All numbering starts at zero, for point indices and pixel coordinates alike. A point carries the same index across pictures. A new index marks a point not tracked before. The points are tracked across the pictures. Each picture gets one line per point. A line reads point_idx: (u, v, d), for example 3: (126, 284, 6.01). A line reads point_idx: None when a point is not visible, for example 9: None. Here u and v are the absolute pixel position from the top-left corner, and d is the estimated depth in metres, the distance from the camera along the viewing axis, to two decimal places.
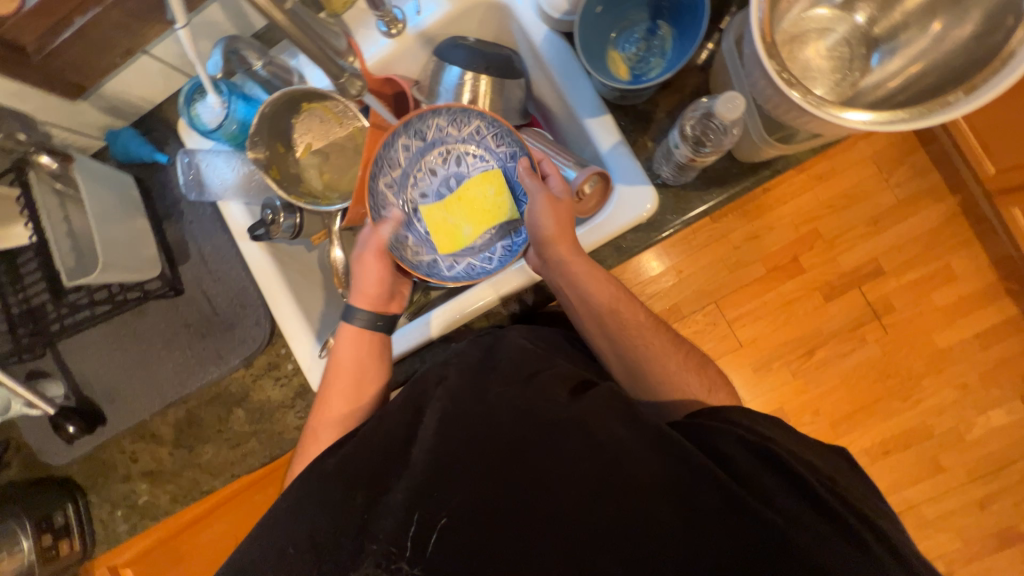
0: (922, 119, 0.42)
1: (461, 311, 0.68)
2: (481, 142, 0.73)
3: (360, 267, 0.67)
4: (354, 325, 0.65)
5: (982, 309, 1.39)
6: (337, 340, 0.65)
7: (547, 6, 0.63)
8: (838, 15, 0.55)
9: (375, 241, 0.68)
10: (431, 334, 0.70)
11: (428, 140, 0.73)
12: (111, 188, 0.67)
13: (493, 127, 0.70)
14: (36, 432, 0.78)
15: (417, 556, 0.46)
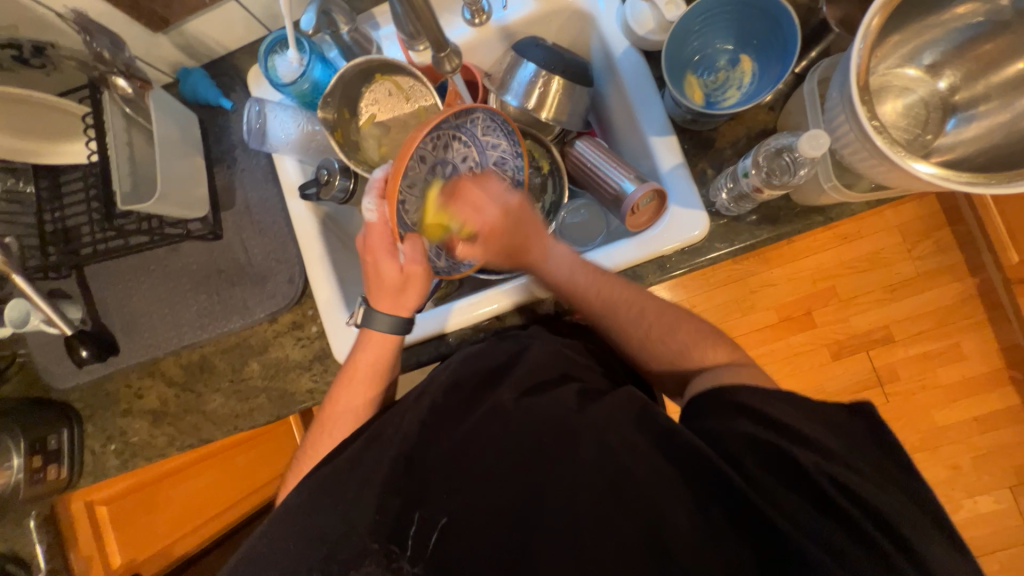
0: (997, 185, 0.44)
1: (478, 310, 0.69)
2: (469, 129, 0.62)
3: (403, 280, 0.60)
4: (383, 329, 0.62)
5: (985, 394, 1.40)
6: (360, 344, 0.62)
7: (634, 23, 0.64)
8: (921, 77, 0.57)
9: (419, 251, 0.59)
10: (445, 328, 0.69)
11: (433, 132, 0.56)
12: (177, 122, 0.67)
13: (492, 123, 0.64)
14: (46, 352, 0.78)
15: (418, 556, 0.46)
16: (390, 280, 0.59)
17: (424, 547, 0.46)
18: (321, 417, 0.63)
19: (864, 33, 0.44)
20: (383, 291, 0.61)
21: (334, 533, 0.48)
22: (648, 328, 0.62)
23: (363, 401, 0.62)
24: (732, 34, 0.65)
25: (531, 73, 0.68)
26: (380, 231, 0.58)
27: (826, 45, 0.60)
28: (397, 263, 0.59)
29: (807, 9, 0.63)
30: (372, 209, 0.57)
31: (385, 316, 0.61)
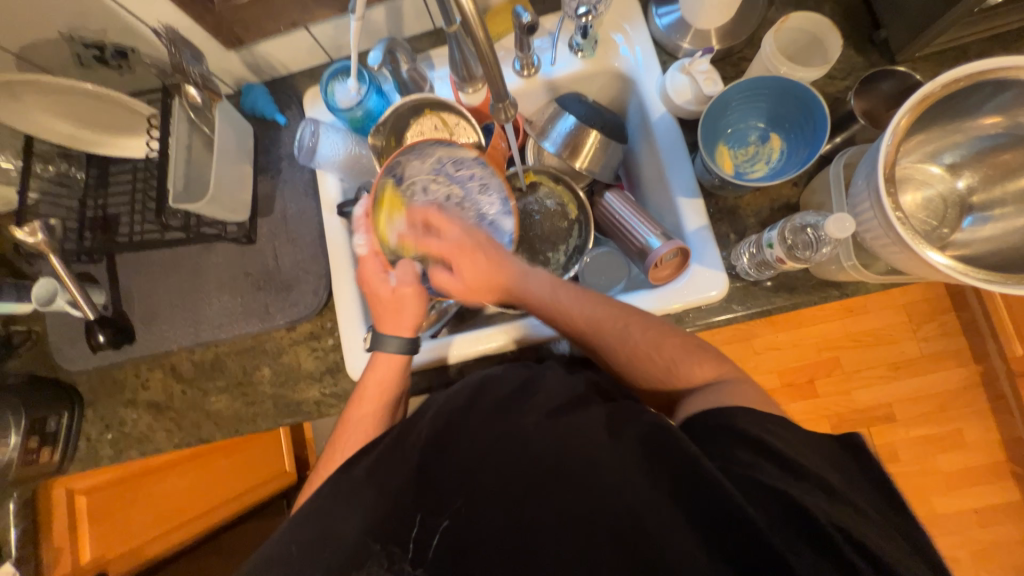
0: (993, 283, 0.47)
1: (484, 341, 0.70)
2: (443, 170, 0.69)
3: (397, 301, 0.62)
4: (386, 350, 0.62)
5: (986, 486, 1.37)
6: (370, 367, 0.63)
7: (672, 91, 0.68)
8: (942, 175, 0.60)
9: (409, 270, 0.63)
10: (446, 358, 0.70)
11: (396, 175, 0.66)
12: (235, 131, 0.72)
13: (456, 157, 0.68)
14: (63, 333, 0.78)
15: (420, 557, 0.47)
16: (385, 301, 0.63)
17: (425, 548, 0.47)
18: (330, 446, 0.62)
19: (892, 129, 0.48)
20: (385, 314, 0.63)
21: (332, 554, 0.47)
22: (633, 346, 0.59)
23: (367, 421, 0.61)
24: (764, 114, 0.69)
25: (571, 125, 0.72)
26: (371, 258, 0.63)
27: (851, 133, 0.64)
28: (389, 285, 0.63)
29: (834, 98, 0.68)
30: (364, 240, 0.63)
31: (390, 338, 0.62)
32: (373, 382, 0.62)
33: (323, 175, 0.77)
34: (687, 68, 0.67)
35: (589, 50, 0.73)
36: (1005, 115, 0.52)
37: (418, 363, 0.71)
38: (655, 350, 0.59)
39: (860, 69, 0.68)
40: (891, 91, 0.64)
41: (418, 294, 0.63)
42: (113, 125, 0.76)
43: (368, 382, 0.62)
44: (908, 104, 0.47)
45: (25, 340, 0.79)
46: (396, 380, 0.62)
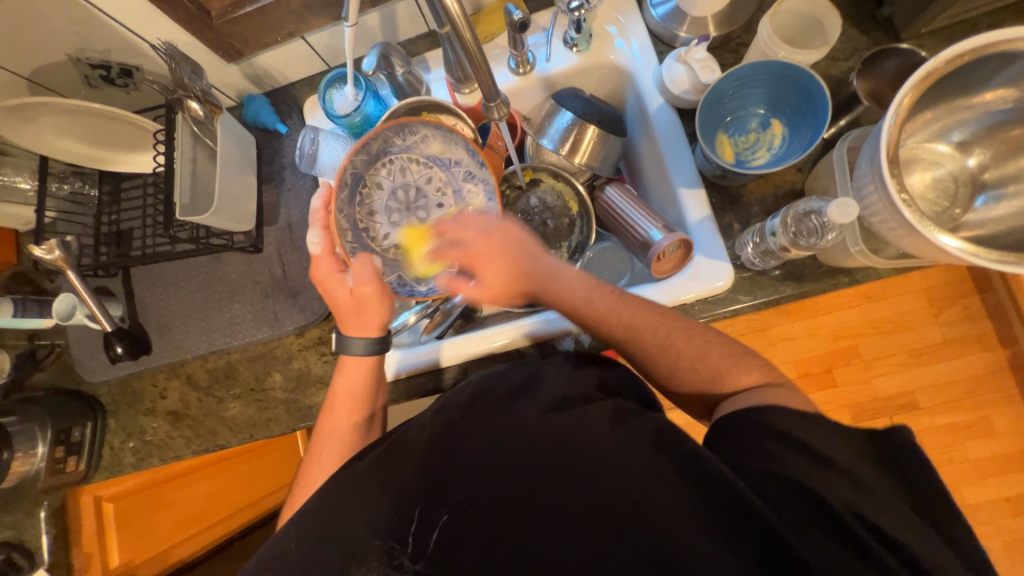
0: (1005, 264, 0.46)
1: (477, 346, 0.70)
2: (424, 151, 0.72)
3: (357, 304, 0.61)
4: (352, 354, 0.62)
5: (1016, 473, 1.32)
6: (338, 369, 0.63)
7: (668, 81, 0.67)
8: (951, 153, 0.59)
9: (365, 267, 0.61)
10: (441, 361, 0.71)
11: (371, 153, 0.69)
12: (237, 143, 0.73)
13: (442, 135, 0.70)
14: (84, 346, 0.81)
15: (419, 552, 0.45)
16: (346, 304, 0.61)
17: (424, 544, 0.46)
18: (311, 449, 0.62)
19: (895, 108, 0.46)
20: (347, 316, 0.62)
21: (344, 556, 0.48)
22: (653, 342, 0.58)
23: (347, 424, 0.61)
24: (764, 99, 0.68)
25: (568, 121, 0.72)
26: (326, 258, 0.62)
27: (856, 115, 0.63)
28: (348, 287, 0.61)
29: (837, 80, 0.66)
30: (318, 237, 0.62)
31: (357, 341, 0.62)
32: (343, 393, 0.62)
33: (325, 182, 0.78)
34: (684, 57, 0.66)
35: (584, 44, 0.73)
36: (1015, 88, 0.50)
37: (415, 367, 0.71)
38: (635, 339, 0.59)
39: (864, 49, 0.66)
40: (897, 69, 0.62)
41: (382, 298, 0.62)
42: (121, 142, 0.78)
43: (339, 392, 0.62)
44: (912, 81, 0.46)
45: (49, 354, 0.82)
46: (367, 389, 0.63)
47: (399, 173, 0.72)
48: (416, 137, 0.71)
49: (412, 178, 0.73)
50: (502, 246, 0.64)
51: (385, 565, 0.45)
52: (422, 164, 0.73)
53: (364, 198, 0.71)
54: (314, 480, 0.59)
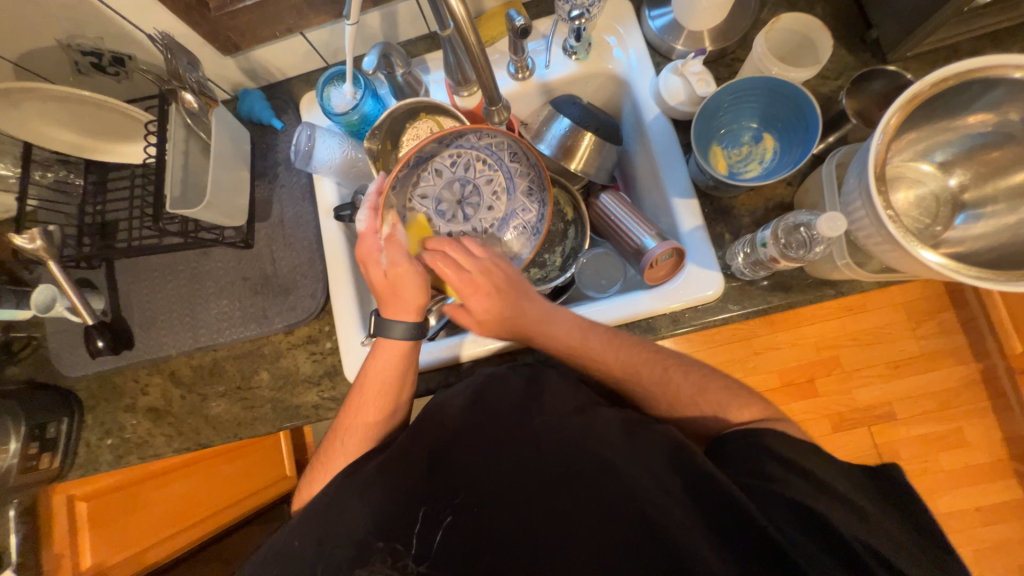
0: (984, 281, 0.47)
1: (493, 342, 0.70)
2: (494, 153, 0.74)
3: (392, 283, 0.61)
4: (393, 338, 0.61)
5: (985, 483, 1.36)
6: (374, 351, 0.63)
7: (665, 93, 0.69)
8: (933, 172, 0.61)
9: (400, 249, 0.61)
10: (458, 357, 0.71)
11: (444, 143, 0.71)
12: (232, 137, 0.72)
13: (515, 144, 0.72)
14: (62, 339, 0.79)
15: (422, 554, 0.47)
16: (381, 285, 0.62)
17: (427, 548, 0.47)
18: (334, 434, 0.63)
19: (882, 129, 0.48)
20: (385, 300, 0.62)
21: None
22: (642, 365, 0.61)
23: (373, 412, 0.62)
24: (757, 114, 0.70)
25: (566, 127, 0.73)
26: (369, 236, 0.62)
27: (844, 132, 0.64)
28: (381, 267, 0.61)
29: (827, 98, 0.68)
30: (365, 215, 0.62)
31: (396, 324, 0.61)
32: (373, 376, 0.62)
33: (320, 179, 0.77)
34: (681, 69, 0.67)
35: (583, 52, 0.74)
36: (996, 112, 0.52)
37: (429, 362, 0.71)
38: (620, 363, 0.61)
39: (852, 69, 0.68)
40: (883, 90, 0.64)
41: (419, 278, 0.61)
42: (111, 132, 0.76)
43: (366, 375, 0.62)
44: (898, 103, 0.48)
45: (25, 346, 0.79)
46: (398, 373, 0.62)
47: (460, 168, 0.74)
48: (492, 141, 0.73)
49: (472, 174, 0.75)
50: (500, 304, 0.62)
51: (389, 567, 0.46)
52: (488, 166, 0.75)
53: (416, 180, 0.73)
54: (332, 469, 0.61)
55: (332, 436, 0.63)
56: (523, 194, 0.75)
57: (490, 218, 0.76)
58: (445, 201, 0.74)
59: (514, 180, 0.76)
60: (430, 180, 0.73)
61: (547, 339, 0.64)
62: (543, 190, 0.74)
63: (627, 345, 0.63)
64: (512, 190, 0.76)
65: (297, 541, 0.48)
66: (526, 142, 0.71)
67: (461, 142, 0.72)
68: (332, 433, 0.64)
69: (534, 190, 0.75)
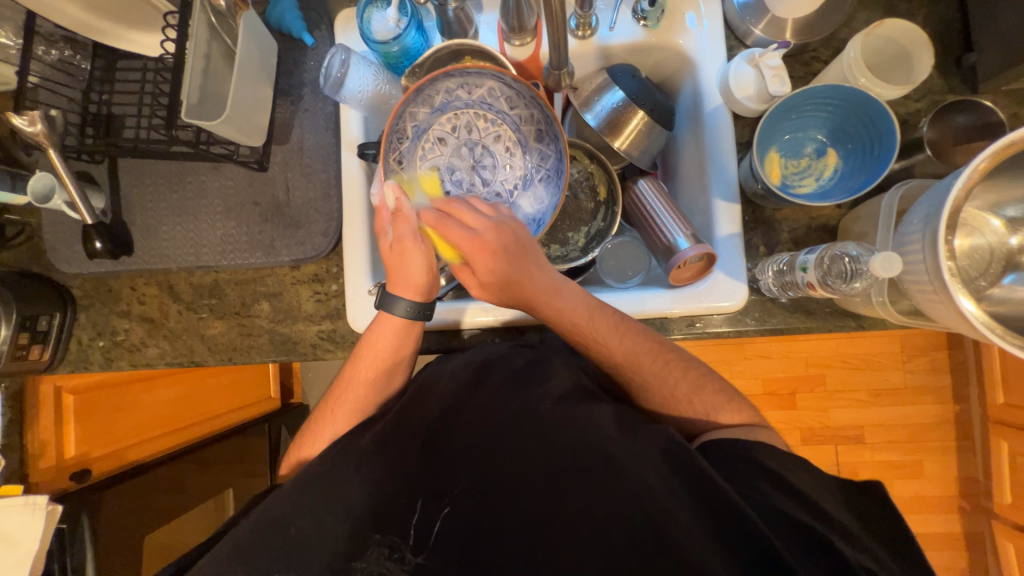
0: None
1: (495, 314, 0.68)
2: (491, 107, 0.71)
3: (400, 253, 0.61)
4: (396, 314, 0.61)
5: (931, 514, 1.44)
6: (374, 326, 0.63)
7: (733, 83, 0.63)
8: (999, 227, 0.58)
9: (405, 224, 0.60)
10: (459, 322, 0.68)
11: (435, 106, 0.69)
12: (260, 48, 0.66)
13: (506, 90, 0.67)
14: (59, 232, 0.76)
15: (420, 544, 0.50)
16: (388, 258, 0.62)
17: (425, 536, 0.50)
18: (328, 401, 0.65)
19: (968, 174, 0.45)
20: (393, 273, 0.62)
21: (334, 498, 0.50)
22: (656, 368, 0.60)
23: (366, 378, 0.64)
24: (827, 126, 0.66)
25: (618, 101, 0.67)
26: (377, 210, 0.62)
27: (912, 162, 0.61)
28: (388, 240, 0.62)
29: (903, 120, 0.63)
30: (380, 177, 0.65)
31: (401, 301, 0.61)
32: (373, 347, 0.63)
33: (347, 110, 0.72)
34: (756, 60, 0.61)
35: (653, 20, 0.67)
36: None
37: (430, 324, 0.69)
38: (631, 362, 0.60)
39: (937, 94, 0.63)
40: (966, 124, 0.60)
41: (425, 253, 0.61)
42: (126, 15, 0.69)
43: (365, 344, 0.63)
44: (993, 148, 0.44)
45: (20, 232, 0.76)
46: (394, 347, 0.63)
47: (462, 129, 0.73)
48: (484, 93, 0.69)
49: (479, 135, 0.74)
50: (501, 269, 0.60)
51: (386, 558, 0.49)
52: (490, 121, 0.73)
53: (423, 152, 0.72)
54: (325, 434, 0.63)
55: (326, 401, 0.65)
56: (536, 143, 0.72)
57: (511, 179, 0.75)
58: (458, 168, 0.75)
59: (522, 129, 0.72)
60: (437, 150, 0.73)
61: (548, 316, 0.62)
62: (557, 139, 0.68)
63: (641, 337, 0.61)
64: (523, 141, 0.73)
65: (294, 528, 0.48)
66: (529, 86, 0.64)
67: (455, 102, 0.70)
68: (325, 399, 0.66)
69: (542, 137, 0.70)
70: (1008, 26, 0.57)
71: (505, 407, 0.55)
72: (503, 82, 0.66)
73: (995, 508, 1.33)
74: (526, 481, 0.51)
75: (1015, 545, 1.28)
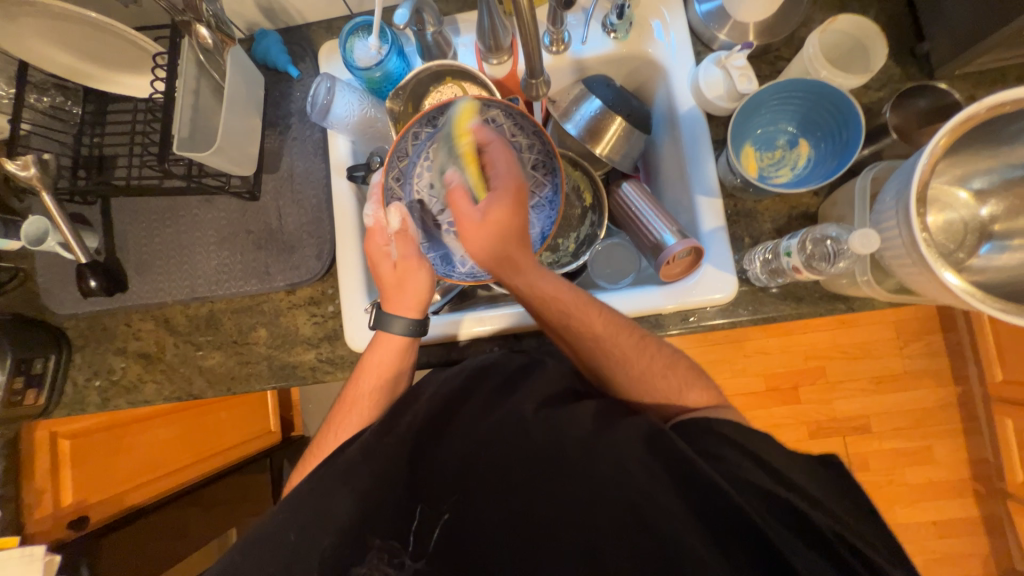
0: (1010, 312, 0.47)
1: (483, 322, 0.69)
2: (496, 131, 0.67)
3: (399, 277, 0.63)
4: (395, 332, 0.62)
5: (945, 500, 1.42)
6: (374, 343, 0.63)
7: (703, 85, 0.66)
8: (969, 200, 0.60)
9: (406, 246, 0.63)
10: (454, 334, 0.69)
11: (438, 126, 0.65)
12: (247, 82, 0.69)
13: (514, 119, 0.66)
14: (52, 274, 0.76)
15: (419, 552, 0.51)
16: (386, 278, 0.63)
17: (425, 545, 0.51)
18: (329, 426, 0.63)
19: (930, 149, 0.47)
20: (389, 293, 0.63)
21: (335, 511, 0.48)
22: (656, 362, 0.60)
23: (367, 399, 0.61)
24: (796, 118, 0.69)
25: (596, 109, 0.70)
26: (375, 232, 0.63)
27: (880, 146, 0.64)
28: (390, 262, 0.63)
29: (867, 108, 0.67)
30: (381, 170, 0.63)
31: (399, 319, 0.62)
32: (372, 365, 0.62)
33: (334, 136, 0.74)
34: (723, 62, 0.64)
35: (623, 31, 0.70)
36: None
37: (425, 339, 0.70)
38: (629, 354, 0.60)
39: (896, 81, 0.67)
40: (926, 107, 0.63)
41: (428, 274, 0.63)
42: (117, 61, 0.72)
43: (367, 365, 0.62)
44: (952, 122, 0.47)
45: (12, 278, 0.76)
46: (394, 361, 0.63)
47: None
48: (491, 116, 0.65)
49: None
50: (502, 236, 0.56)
51: (386, 563, 0.49)
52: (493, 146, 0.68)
53: (418, 170, 0.66)
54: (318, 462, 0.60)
55: (325, 427, 0.63)
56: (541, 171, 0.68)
57: None
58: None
59: (525, 157, 0.68)
60: (433, 169, 0.68)
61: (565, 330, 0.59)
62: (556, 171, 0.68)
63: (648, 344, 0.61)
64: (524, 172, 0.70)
65: (294, 540, 0.48)
66: (536, 120, 0.64)
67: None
68: (324, 425, 0.63)
69: (541, 168, 0.68)
70: (953, 14, 0.61)
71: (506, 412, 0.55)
72: (516, 116, 0.65)
73: (1008, 488, 1.33)
74: (532, 482, 0.50)
75: None
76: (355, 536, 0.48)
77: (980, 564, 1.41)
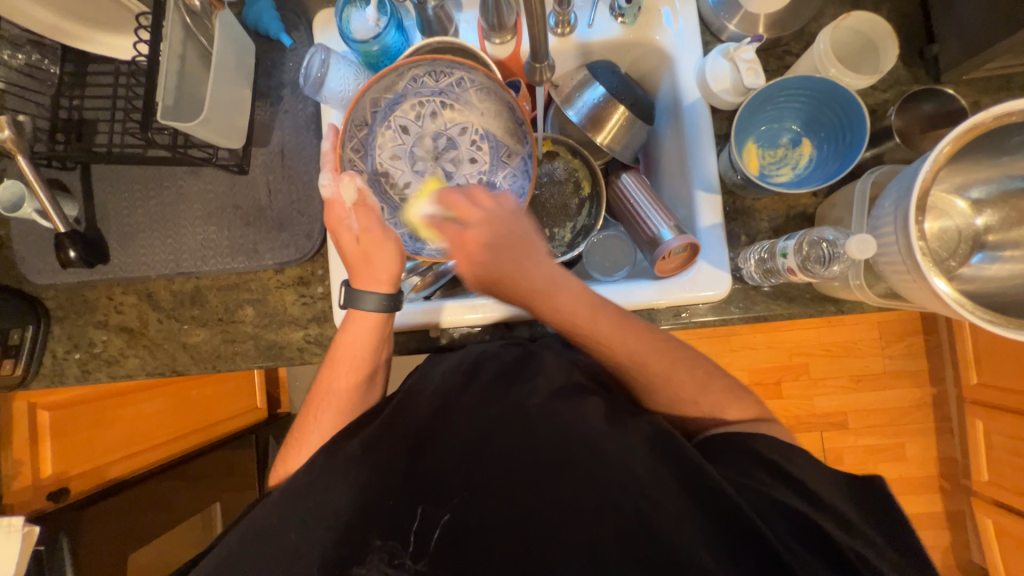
0: (999, 325, 0.48)
1: (479, 307, 0.68)
2: (459, 97, 0.69)
3: (367, 250, 0.61)
4: (364, 309, 0.61)
5: (913, 495, 1.48)
6: (346, 323, 0.62)
7: (710, 77, 0.65)
8: (965, 210, 0.61)
9: (370, 215, 0.62)
10: (448, 320, 0.68)
11: (400, 92, 0.67)
12: (237, 49, 0.66)
13: (481, 83, 0.67)
14: (30, 242, 0.73)
15: (420, 552, 0.48)
16: (353, 253, 0.61)
17: (425, 544, 0.49)
18: (307, 409, 0.63)
19: (933, 157, 0.47)
20: (356, 267, 0.62)
21: (327, 496, 0.49)
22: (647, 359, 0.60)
23: (346, 386, 0.62)
24: (801, 116, 0.68)
25: (599, 96, 0.68)
26: (334, 201, 0.61)
27: (882, 150, 0.64)
28: (353, 233, 0.62)
29: (872, 110, 0.66)
30: (338, 130, 0.63)
31: (367, 295, 0.60)
32: (346, 345, 0.62)
33: (327, 111, 0.71)
34: (731, 54, 0.63)
35: (630, 16, 0.68)
36: None
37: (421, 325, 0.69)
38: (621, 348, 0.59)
39: (903, 84, 0.66)
40: (930, 113, 0.63)
41: (395, 248, 0.62)
42: (98, 19, 0.68)
43: (339, 346, 0.62)
44: (957, 130, 0.46)
45: None
46: (371, 345, 0.62)
47: (427, 120, 0.70)
48: (453, 81, 0.67)
49: (448, 126, 0.71)
50: (505, 233, 0.60)
51: (386, 563, 0.48)
52: (459, 116, 0.70)
53: (381, 140, 0.69)
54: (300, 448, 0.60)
55: (302, 414, 0.63)
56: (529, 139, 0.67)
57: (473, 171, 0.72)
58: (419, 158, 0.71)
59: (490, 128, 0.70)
60: (399, 138, 0.70)
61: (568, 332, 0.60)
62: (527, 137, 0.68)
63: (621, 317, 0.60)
64: (489, 139, 0.71)
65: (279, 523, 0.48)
66: (497, 76, 0.64)
67: (421, 90, 0.68)
68: (302, 411, 0.63)
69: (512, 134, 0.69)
70: (966, 17, 0.60)
71: (495, 402, 0.55)
72: (481, 77, 0.65)
73: (973, 486, 1.38)
74: (520, 474, 0.50)
75: (995, 520, 1.32)
76: (341, 520, 0.49)
77: (940, 556, 1.48)
